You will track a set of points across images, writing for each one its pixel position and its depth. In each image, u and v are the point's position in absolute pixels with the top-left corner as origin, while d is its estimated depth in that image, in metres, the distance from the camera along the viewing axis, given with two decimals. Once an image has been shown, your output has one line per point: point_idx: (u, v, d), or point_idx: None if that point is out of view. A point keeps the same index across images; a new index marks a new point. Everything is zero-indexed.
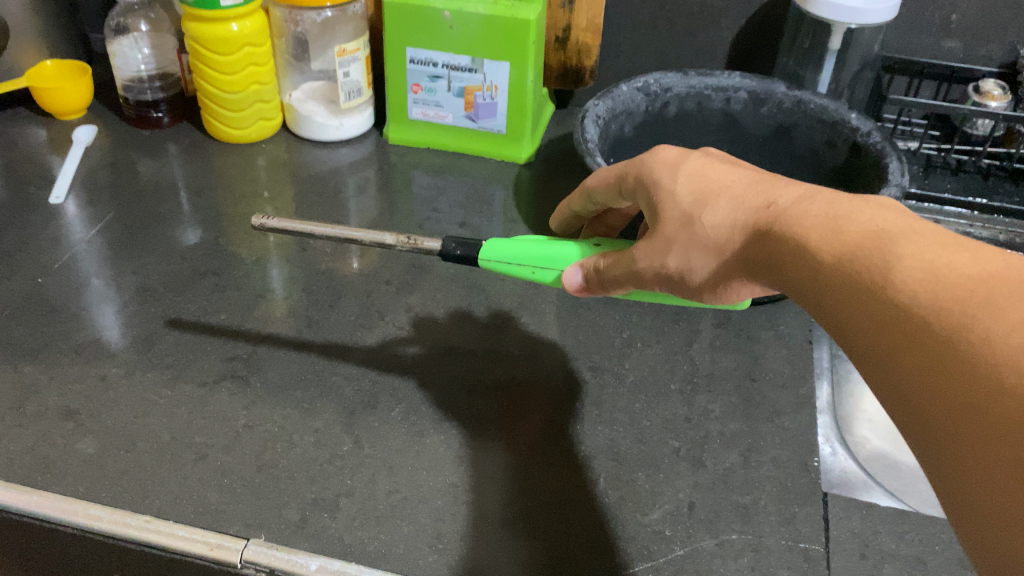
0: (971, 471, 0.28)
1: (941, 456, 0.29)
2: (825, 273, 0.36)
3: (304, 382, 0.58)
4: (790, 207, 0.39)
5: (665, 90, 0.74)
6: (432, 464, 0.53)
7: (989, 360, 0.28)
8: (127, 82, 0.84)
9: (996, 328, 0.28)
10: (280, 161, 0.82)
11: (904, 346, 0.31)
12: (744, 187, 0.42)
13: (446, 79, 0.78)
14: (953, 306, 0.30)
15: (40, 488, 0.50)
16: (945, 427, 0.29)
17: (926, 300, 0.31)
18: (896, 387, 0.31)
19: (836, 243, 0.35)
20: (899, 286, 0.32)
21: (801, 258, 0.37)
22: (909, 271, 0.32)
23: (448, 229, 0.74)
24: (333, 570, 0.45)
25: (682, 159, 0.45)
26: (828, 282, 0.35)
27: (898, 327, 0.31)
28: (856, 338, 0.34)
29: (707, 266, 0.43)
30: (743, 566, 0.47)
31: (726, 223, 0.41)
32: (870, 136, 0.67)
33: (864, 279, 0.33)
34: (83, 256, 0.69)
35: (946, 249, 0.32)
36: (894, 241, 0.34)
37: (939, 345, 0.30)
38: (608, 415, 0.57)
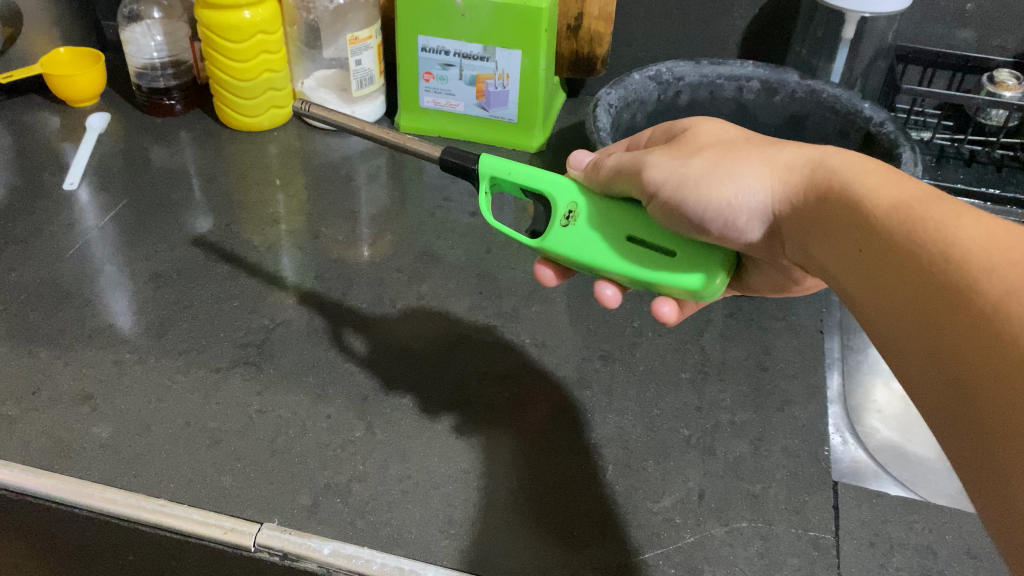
0: (1007, 423, 0.28)
1: (978, 409, 0.30)
2: (873, 221, 0.37)
3: (317, 368, 0.59)
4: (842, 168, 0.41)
5: (678, 79, 0.74)
6: (443, 450, 0.53)
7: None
8: (139, 69, 0.84)
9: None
10: (292, 148, 0.82)
11: (948, 300, 0.32)
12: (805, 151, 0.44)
13: (458, 67, 0.78)
14: (1006, 268, 0.31)
15: (56, 471, 0.50)
16: (981, 377, 0.30)
17: (980, 257, 0.32)
18: (932, 337, 0.32)
19: (889, 196, 0.37)
20: (952, 241, 0.33)
21: (845, 204, 0.38)
22: (967, 228, 0.33)
23: (459, 218, 0.75)
24: (346, 554, 0.46)
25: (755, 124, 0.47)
26: (874, 230, 0.37)
27: (942, 278, 0.33)
28: (897, 286, 0.35)
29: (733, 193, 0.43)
30: (753, 554, 0.48)
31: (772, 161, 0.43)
32: (883, 126, 0.67)
33: (917, 228, 0.35)
34: (96, 242, 0.69)
35: (1006, 224, 0.33)
36: (949, 203, 0.35)
37: (984, 294, 0.31)
38: (619, 403, 0.57)
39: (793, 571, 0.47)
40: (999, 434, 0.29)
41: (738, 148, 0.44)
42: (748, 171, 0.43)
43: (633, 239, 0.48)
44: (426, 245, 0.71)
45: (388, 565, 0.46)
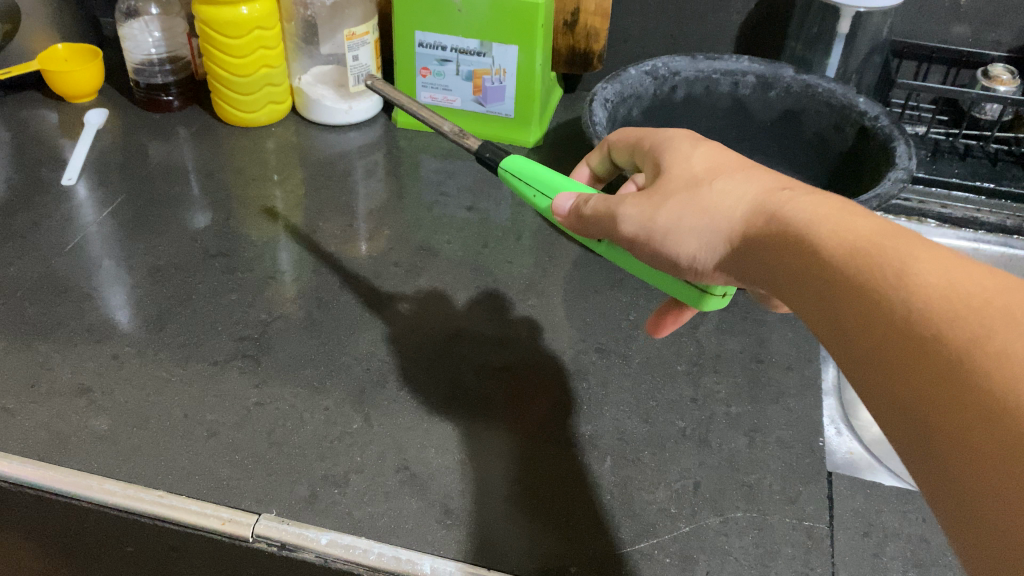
0: (989, 482, 0.26)
1: (948, 471, 0.28)
2: (829, 267, 0.34)
3: (315, 361, 0.59)
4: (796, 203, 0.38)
5: (674, 74, 0.74)
6: (440, 441, 0.53)
7: (1003, 369, 0.27)
8: (138, 65, 0.84)
9: (1013, 341, 0.27)
10: (289, 144, 0.83)
11: (913, 349, 0.30)
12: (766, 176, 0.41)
13: (454, 63, 0.79)
14: (969, 313, 0.29)
15: (55, 463, 0.51)
16: (946, 437, 0.28)
17: (944, 303, 0.30)
18: (890, 389, 0.31)
19: (846, 236, 0.34)
20: (911, 285, 0.31)
21: (802, 246, 0.36)
22: (925, 273, 0.31)
23: (457, 213, 0.75)
24: (344, 544, 0.47)
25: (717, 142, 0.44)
26: (831, 274, 0.34)
27: (904, 327, 0.30)
28: (857, 335, 0.32)
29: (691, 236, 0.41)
30: (748, 543, 0.48)
31: (730, 196, 0.40)
32: (878, 120, 0.67)
33: (875, 272, 0.32)
34: (95, 237, 0.70)
35: (965, 262, 0.31)
36: (908, 241, 0.33)
37: (946, 349, 0.29)
38: (615, 395, 0.57)
39: (788, 560, 0.47)
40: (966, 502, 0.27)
41: (697, 183, 0.42)
42: (705, 210, 0.40)
43: None
44: (423, 240, 0.71)
45: (385, 555, 0.46)
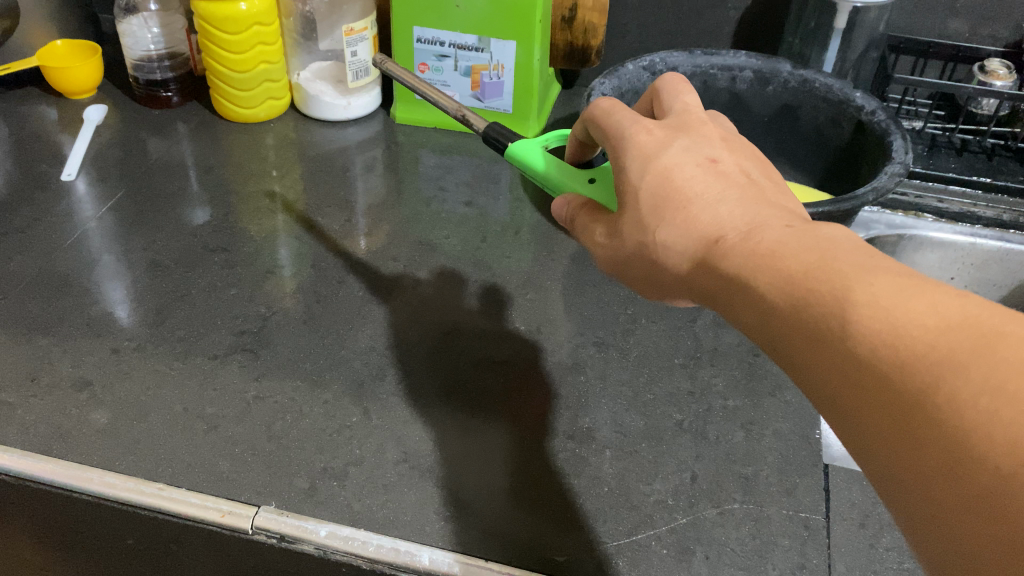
0: (959, 534, 0.27)
1: (921, 519, 0.28)
2: (780, 314, 0.34)
3: (314, 354, 0.59)
4: (742, 236, 0.37)
5: (671, 70, 0.74)
6: (439, 434, 0.54)
7: (957, 422, 0.27)
8: (138, 61, 0.84)
9: (961, 390, 0.27)
10: (288, 140, 0.83)
11: (870, 400, 0.30)
12: (713, 195, 0.40)
13: (452, 59, 0.79)
14: (915, 361, 0.28)
15: (56, 456, 0.51)
16: (917, 488, 0.28)
17: (890, 352, 0.29)
18: (859, 436, 0.31)
19: (790, 280, 0.34)
20: (856, 334, 0.30)
21: (752, 290, 0.35)
22: (866, 319, 0.30)
23: (455, 208, 0.75)
24: (343, 536, 0.47)
25: (659, 155, 0.42)
26: (784, 321, 0.34)
27: (858, 378, 0.30)
28: (818, 381, 0.32)
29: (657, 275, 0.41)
30: (744, 534, 0.48)
31: (683, 237, 0.40)
32: (875, 115, 0.67)
33: (822, 322, 0.32)
34: (94, 232, 0.70)
35: (903, 290, 0.30)
36: (845, 276, 0.32)
37: (901, 403, 0.29)
38: (613, 388, 0.58)
39: (784, 551, 0.47)
40: (943, 551, 0.28)
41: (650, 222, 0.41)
42: (665, 252, 0.40)
43: None
44: (422, 235, 0.72)
45: (384, 547, 0.47)
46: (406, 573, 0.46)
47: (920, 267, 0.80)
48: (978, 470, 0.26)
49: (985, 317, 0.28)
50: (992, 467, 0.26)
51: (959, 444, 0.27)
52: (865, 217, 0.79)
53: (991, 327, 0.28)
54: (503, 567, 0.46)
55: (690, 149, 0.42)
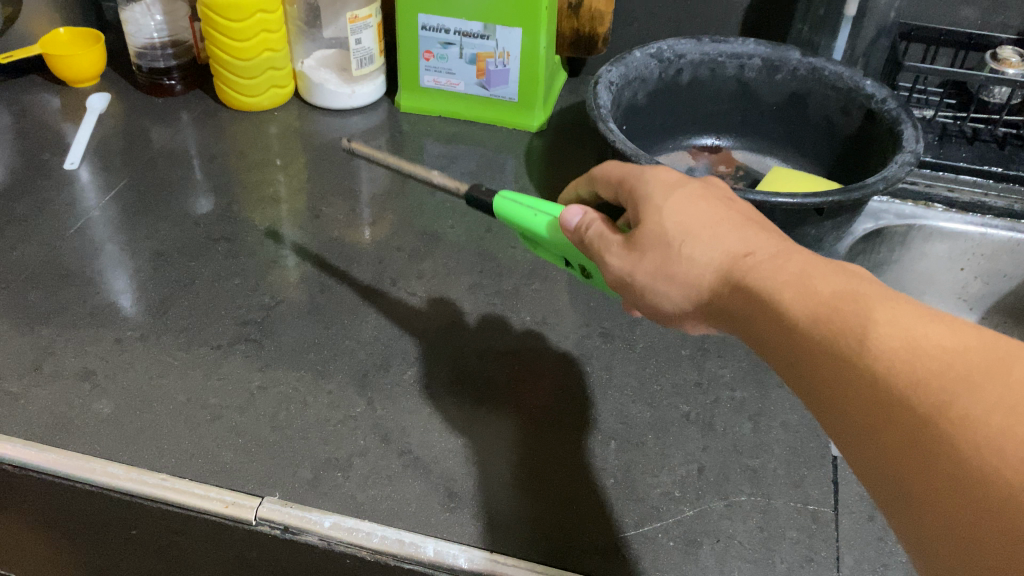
0: (962, 546, 0.28)
1: (925, 533, 0.29)
2: (799, 332, 0.34)
3: (317, 345, 0.59)
4: (765, 258, 0.38)
5: (679, 57, 0.73)
6: (444, 425, 0.53)
7: (967, 438, 0.28)
8: (140, 49, 0.84)
9: (974, 407, 0.28)
10: (292, 129, 0.82)
11: (883, 417, 0.31)
12: (735, 223, 0.41)
13: (458, 46, 0.78)
14: (931, 380, 0.29)
15: (58, 446, 0.51)
16: (924, 503, 0.29)
17: (907, 371, 0.30)
18: (871, 453, 0.31)
19: (812, 300, 0.34)
20: (876, 353, 0.31)
21: (771, 308, 0.36)
22: (887, 340, 0.31)
23: (460, 197, 0.75)
24: (347, 528, 0.47)
25: (683, 187, 0.43)
26: (801, 339, 0.34)
27: (873, 395, 0.31)
28: (832, 398, 0.33)
29: (672, 295, 0.41)
30: (752, 527, 0.48)
31: (703, 255, 0.40)
32: (885, 103, 0.67)
33: (841, 341, 0.32)
34: (98, 221, 0.69)
35: (925, 320, 0.31)
36: (869, 302, 0.33)
37: (914, 418, 0.29)
38: (619, 379, 0.57)
39: (792, 544, 0.47)
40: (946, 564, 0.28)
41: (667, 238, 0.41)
42: (681, 269, 0.40)
43: None
44: (426, 224, 0.71)
45: (388, 538, 0.46)
46: (411, 564, 0.46)
47: (929, 258, 0.79)
48: (984, 484, 0.27)
49: (1000, 346, 0.29)
50: (1000, 481, 0.26)
51: (967, 458, 0.27)
52: (874, 206, 0.78)
53: (1005, 355, 0.29)
54: (508, 559, 0.45)
55: (713, 187, 0.43)
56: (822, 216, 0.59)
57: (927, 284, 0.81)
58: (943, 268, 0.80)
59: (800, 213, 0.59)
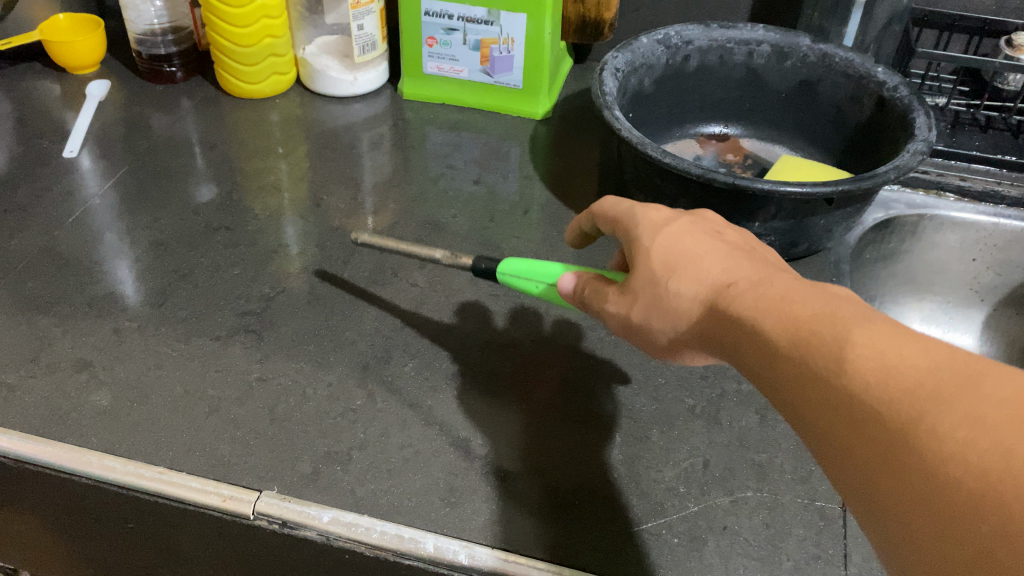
0: (942, 568, 0.26)
1: (908, 560, 0.27)
2: (779, 359, 0.33)
3: (318, 336, 0.58)
4: (747, 285, 0.37)
5: (686, 43, 0.72)
6: (444, 419, 0.53)
7: (938, 456, 0.26)
8: (140, 35, 0.83)
9: (943, 422, 0.27)
10: (294, 116, 0.81)
11: (860, 441, 0.29)
12: (720, 252, 0.39)
13: (461, 32, 0.77)
14: (903, 398, 0.28)
15: (54, 439, 0.50)
16: (904, 527, 0.27)
17: (879, 392, 0.29)
18: (855, 482, 0.30)
19: (789, 324, 0.33)
20: (849, 376, 0.30)
21: (752, 335, 0.35)
22: (859, 360, 0.30)
23: (463, 186, 0.74)
24: (346, 522, 0.46)
25: (669, 221, 0.42)
26: (781, 367, 0.33)
27: (850, 418, 0.29)
28: (814, 427, 0.32)
29: (664, 328, 0.40)
30: (758, 523, 0.47)
31: (687, 285, 0.39)
32: (897, 91, 0.65)
33: (817, 366, 0.31)
34: (97, 210, 0.69)
35: (899, 336, 0.30)
36: (843, 323, 0.31)
37: (886, 437, 0.28)
38: (623, 372, 0.56)
39: (799, 541, 0.46)
40: None
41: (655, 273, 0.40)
42: (669, 301, 0.39)
43: None
44: (429, 214, 0.70)
45: (388, 534, 0.46)
46: (410, 560, 0.45)
47: (940, 248, 0.78)
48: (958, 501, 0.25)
49: (976, 361, 0.28)
50: (971, 496, 0.25)
51: (938, 475, 0.26)
52: (884, 196, 0.77)
53: (978, 369, 0.27)
54: (509, 555, 0.45)
55: (701, 220, 0.42)
56: (831, 206, 0.58)
57: (937, 275, 0.80)
58: (954, 258, 0.78)
59: (808, 203, 0.57)
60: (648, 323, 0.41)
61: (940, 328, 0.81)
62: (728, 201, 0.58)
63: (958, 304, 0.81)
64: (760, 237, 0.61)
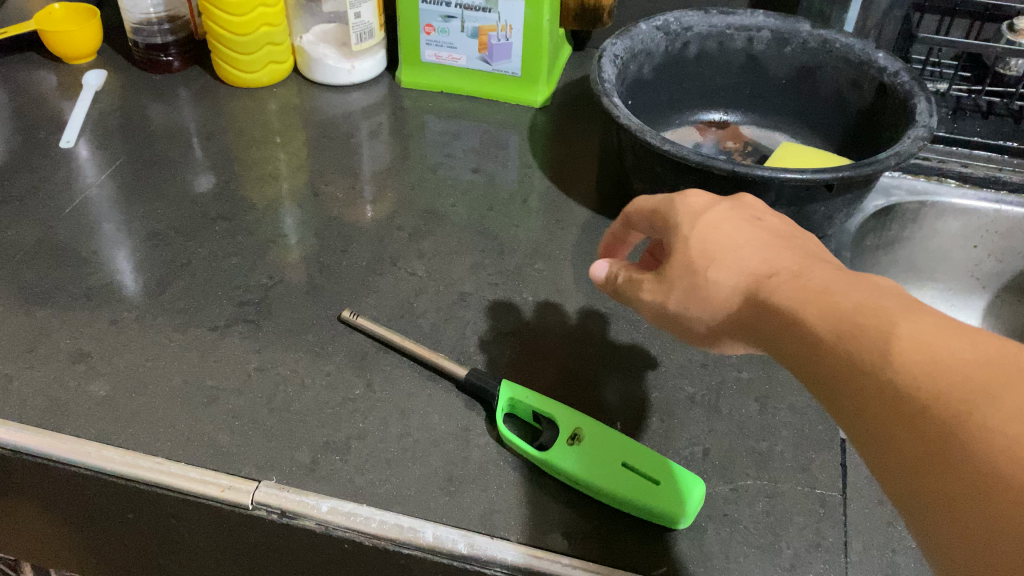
0: (981, 560, 0.26)
1: (948, 551, 0.27)
2: (825, 351, 0.33)
3: (316, 326, 0.58)
4: (789, 275, 0.36)
5: (686, 30, 0.71)
6: (443, 408, 0.52)
7: (985, 450, 0.26)
8: (137, 25, 0.82)
9: (993, 415, 0.26)
10: (291, 106, 0.81)
11: (906, 433, 0.29)
12: (761, 243, 0.39)
13: (459, 19, 0.76)
14: (950, 392, 0.28)
15: (52, 430, 0.50)
16: (947, 519, 0.27)
17: (927, 385, 0.29)
18: (896, 472, 0.30)
19: (836, 316, 0.33)
20: (897, 368, 0.30)
21: (796, 326, 0.34)
22: (908, 354, 0.30)
23: (462, 175, 0.73)
24: (345, 512, 0.46)
25: (708, 208, 0.41)
26: (827, 358, 0.33)
27: (897, 410, 0.29)
28: (858, 417, 0.31)
29: (702, 318, 0.40)
30: (758, 512, 0.47)
31: (727, 275, 0.38)
32: (898, 76, 0.65)
33: (863, 357, 0.31)
34: (94, 200, 0.68)
35: (948, 330, 0.30)
36: (892, 316, 0.31)
37: (933, 431, 0.28)
38: (623, 360, 0.56)
39: (799, 529, 0.46)
40: None
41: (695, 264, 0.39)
42: (707, 292, 0.39)
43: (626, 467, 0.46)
44: (427, 203, 0.70)
45: (387, 523, 0.46)
46: (409, 549, 0.45)
47: (942, 235, 0.77)
48: (1002, 495, 0.25)
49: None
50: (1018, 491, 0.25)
51: (982, 468, 0.26)
52: (886, 182, 0.76)
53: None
54: (508, 544, 0.45)
55: (743, 206, 0.41)
56: (832, 192, 0.58)
57: (939, 262, 0.79)
58: (956, 246, 0.78)
59: (808, 189, 0.57)
60: (684, 314, 0.40)
61: (942, 316, 0.81)
62: (729, 188, 0.58)
63: (960, 292, 0.81)
64: None
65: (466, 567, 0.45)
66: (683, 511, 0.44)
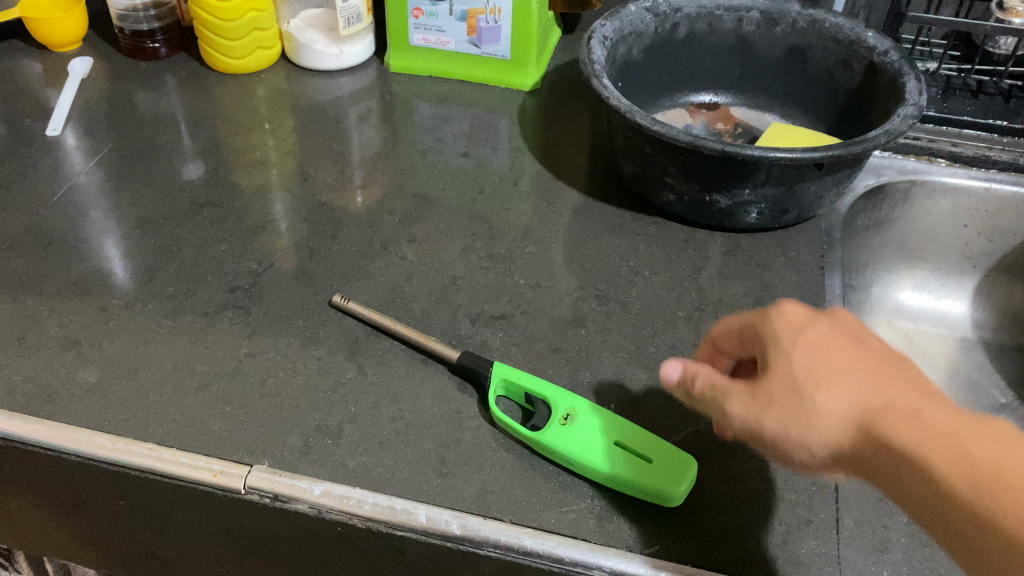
0: None
1: None
2: (963, 504, 0.33)
3: (307, 311, 0.57)
4: (909, 411, 0.36)
5: (675, 11, 0.71)
6: (435, 391, 0.52)
7: None
8: (122, 11, 0.81)
9: None
10: (280, 91, 0.80)
11: None
12: (869, 369, 0.38)
13: (447, 3, 0.76)
14: None
15: (42, 417, 0.50)
16: None
17: None
18: None
19: (976, 471, 0.33)
20: None
21: (928, 474, 0.34)
22: None
23: (452, 159, 0.73)
24: (338, 495, 0.46)
25: (809, 329, 0.40)
26: (965, 508, 0.33)
27: None
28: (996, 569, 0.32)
29: (806, 450, 0.37)
30: (750, 490, 0.47)
31: (842, 404, 0.37)
32: (887, 55, 0.65)
33: (1012, 515, 0.32)
34: (82, 188, 0.68)
35: None
36: None
37: None
38: (615, 342, 0.56)
39: (791, 506, 0.46)
40: None
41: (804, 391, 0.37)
42: (818, 420, 0.37)
43: (620, 445, 0.46)
44: (418, 187, 0.70)
45: (379, 505, 0.46)
46: (403, 531, 0.45)
47: (933, 215, 0.77)
48: None
49: None
50: None
51: None
52: (875, 162, 0.76)
53: None
54: (502, 525, 0.45)
55: (839, 322, 0.41)
56: (822, 171, 0.58)
57: (930, 242, 0.79)
58: (946, 226, 0.78)
59: (799, 169, 0.57)
60: (781, 440, 0.38)
61: (932, 295, 0.82)
62: (719, 169, 0.58)
63: (950, 272, 0.81)
64: (750, 204, 0.61)
65: (460, 548, 0.45)
66: (677, 488, 0.44)
